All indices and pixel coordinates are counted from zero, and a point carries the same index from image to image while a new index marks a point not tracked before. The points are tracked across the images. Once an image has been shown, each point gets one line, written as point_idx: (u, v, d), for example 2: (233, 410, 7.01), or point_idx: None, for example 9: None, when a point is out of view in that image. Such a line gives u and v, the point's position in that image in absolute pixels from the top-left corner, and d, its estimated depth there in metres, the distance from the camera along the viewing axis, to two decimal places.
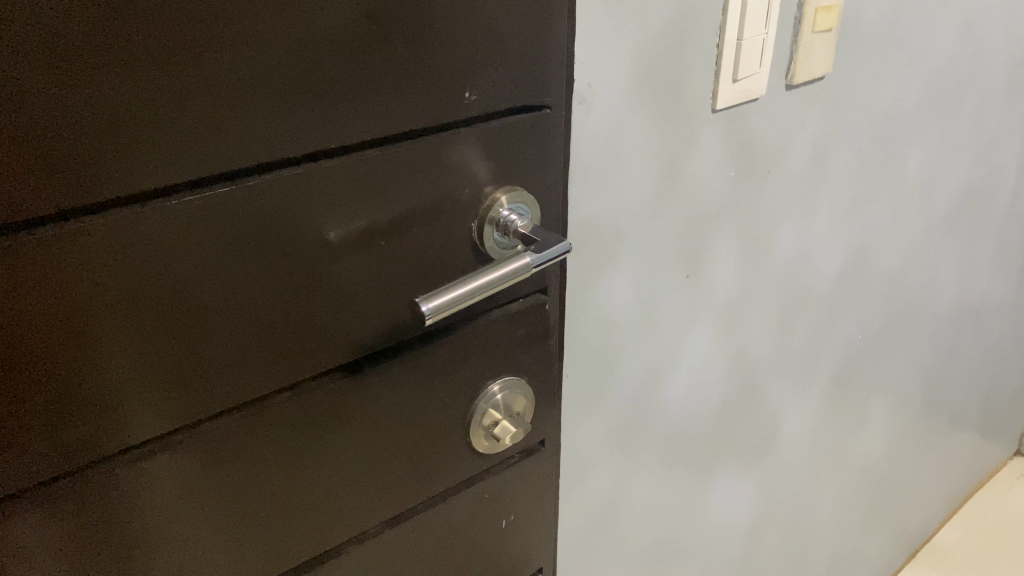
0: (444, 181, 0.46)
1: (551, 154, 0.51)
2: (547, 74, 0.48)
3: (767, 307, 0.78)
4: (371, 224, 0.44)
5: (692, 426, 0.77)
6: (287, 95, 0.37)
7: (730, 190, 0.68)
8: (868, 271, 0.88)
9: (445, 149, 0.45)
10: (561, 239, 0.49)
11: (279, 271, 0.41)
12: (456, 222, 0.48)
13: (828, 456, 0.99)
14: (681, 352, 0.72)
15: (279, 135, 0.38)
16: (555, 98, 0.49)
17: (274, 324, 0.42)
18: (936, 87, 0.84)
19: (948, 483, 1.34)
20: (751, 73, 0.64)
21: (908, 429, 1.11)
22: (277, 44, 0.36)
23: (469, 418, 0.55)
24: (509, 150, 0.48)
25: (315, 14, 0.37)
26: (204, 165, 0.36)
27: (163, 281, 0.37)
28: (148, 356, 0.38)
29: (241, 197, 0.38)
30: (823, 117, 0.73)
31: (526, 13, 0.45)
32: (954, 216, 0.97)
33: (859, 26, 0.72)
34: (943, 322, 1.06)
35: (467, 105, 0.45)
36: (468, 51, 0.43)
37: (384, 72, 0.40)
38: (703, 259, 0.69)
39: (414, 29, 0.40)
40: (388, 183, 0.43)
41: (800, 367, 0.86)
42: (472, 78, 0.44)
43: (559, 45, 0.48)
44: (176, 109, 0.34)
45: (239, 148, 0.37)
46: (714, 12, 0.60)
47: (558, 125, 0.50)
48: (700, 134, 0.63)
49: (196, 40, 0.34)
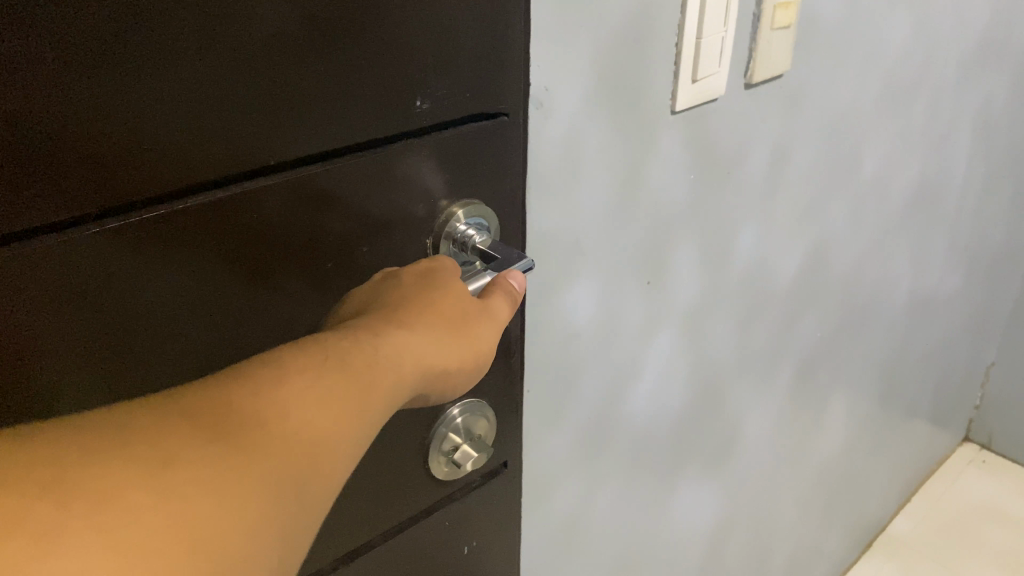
0: (397, 195, 0.42)
1: (510, 165, 0.48)
2: (503, 80, 0.45)
3: (728, 309, 0.77)
4: (317, 244, 0.40)
5: (655, 434, 0.75)
6: (228, 106, 0.33)
7: (691, 193, 0.66)
8: (826, 267, 0.88)
9: (397, 162, 0.41)
10: (520, 254, 0.46)
11: (220, 302, 0.37)
12: (409, 240, 0.45)
13: (790, 454, 0.98)
14: (645, 360, 0.70)
15: (221, 150, 0.34)
16: (513, 105, 0.46)
17: (220, 356, 0.38)
18: (891, 83, 0.83)
19: (902, 473, 1.36)
20: (711, 73, 0.62)
21: (864, 423, 1.11)
22: (216, 50, 0.32)
23: (429, 443, 0.52)
24: (465, 162, 0.45)
25: (255, 17, 0.33)
26: (139, 184, 0.32)
27: (97, 315, 0.33)
28: (85, 398, 0.34)
29: (182, 222, 0.34)
30: (782, 116, 0.72)
31: (482, 14, 0.42)
32: (909, 211, 0.97)
33: (817, 22, 0.71)
34: (898, 316, 1.06)
35: (419, 114, 0.41)
36: (421, 55, 0.40)
37: (330, 82, 0.37)
38: (663, 264, 0.67)
39: (361, 34, 0.37)
40: (335, 207, 0.40)
41: (762, 368, 0.85)
42: (424, 85, 0.41)
43: (517, 49, 0.45)
44: (103, 122, 0.30)
45: (177, 163, 0.33)
46: (673, 10, 0.58)
47: (516, 133, 0.47)
48: (660, 137, 0.61)
49: (128, 42, 0.30)
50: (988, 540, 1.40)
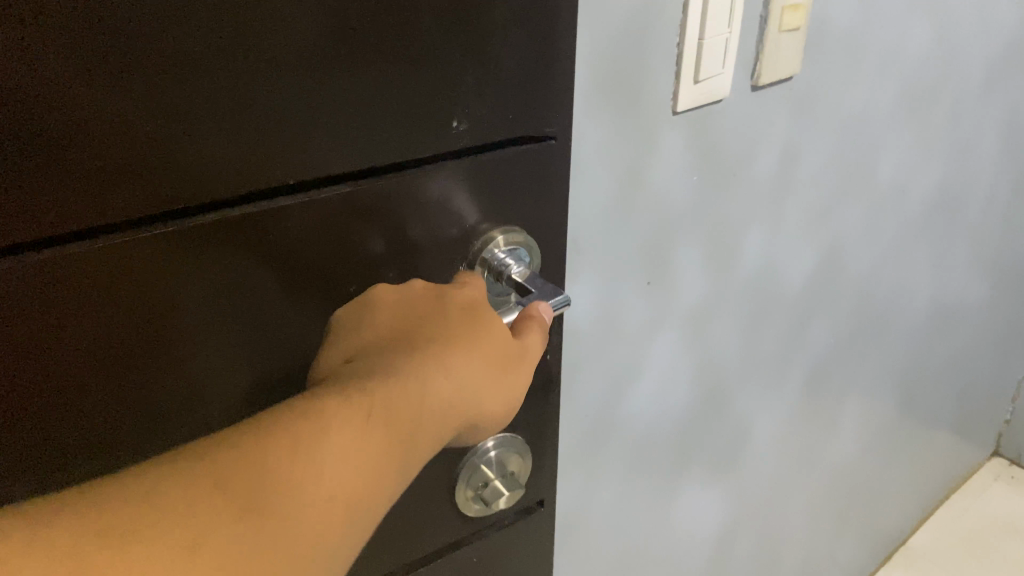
0: (431, 214, 0.43)
1: (552, 190, 0.48)
2: (549, 102, 0.45)
3: (734, 312, 0.76)
4: (351, 261, 0.41)
5: (657, 435, 0.75)
6: (263, 121, 0.35)
7: (695, 195, 0.66)
8: (841, 273, 0.87)
9: (430, 183, 0.42)
10: (553, 290, 0.46)
11: (240, 313, 0.38)
12: (441, 259, 0.46)
13: (800, 459, 0.97)
14: (648, 360, 0.70)
15: (257, 164, 0.35)
16: (562, 128, 0.46)
17: (255, 361, 0.40)
18: (909, 87, 0.82)
19: (924, 485, 1.33)
20: (714, 74, 0.62)
21: (882, 432, 1.10)
22: (252, 67, 0.33)
23: (460, 475, 0.52)
24: (501, 185, 0.45)
25: (290, 35, 0.34)
26: (178, 195, 0.34)
27: (139, 319, 0.35)
28: (118, 400, 0.36)
29: (203, 234, 0.35)
30: (791, 119, 0.72)
31: (529, 37, 0.42)
32: (930, 218, 0.96)
33: (829, 24, 0.70)
34: (919, 324, 1.05)
35: (455, 135, 0.41)
36: (460, 76, 0.40)
37: (358, 101, 0.37)
38: (667, 265, 0.67)
39: (391, 56, 0.37)
40: (359, 224, 0.41)
41: (770, 372, 0.84)
42: (462, 107, 0.41)
43: (567, 75, 0.45)
44: (146, 135, 0.32)
45: (216, 175, 0.34)
46: (676, 9, 0.58)
47: (560, 159, 0.47)
48: (662, 137, 0.61)
49: (169, 56, 0.31)
50: (1010, 557, 1.37)
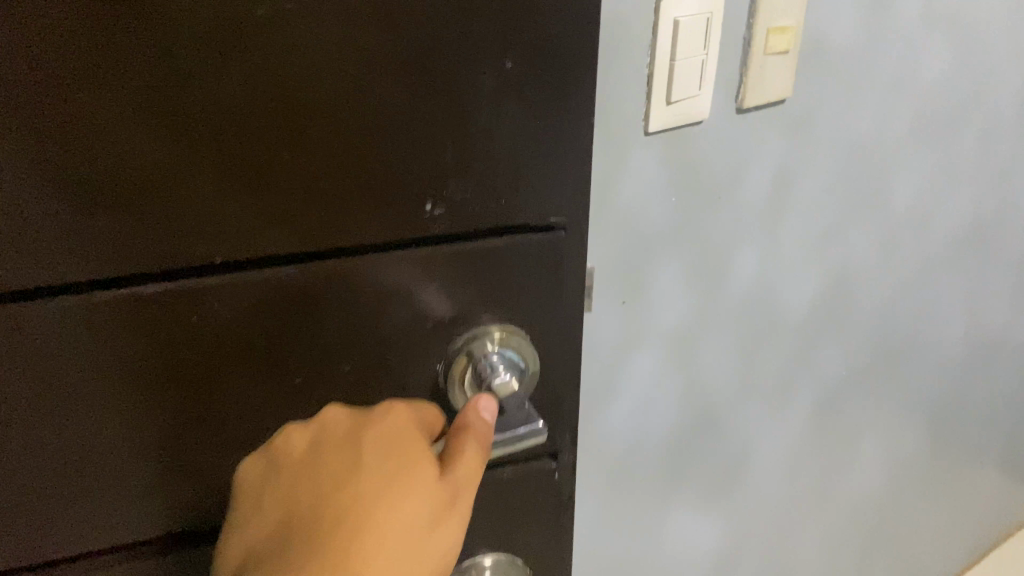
0: (407, 305, 0.39)
1: (568, 282, 0.43)
2: (557, 186, 0.40)
3: (724, 336, 0.76)
4: (307, 352, 0.38)
5: (639, 456, 0.75)
6: (178, 192, 0.32)
7: (673, 216, 0.66)
8: (850, 301, 0.85)
9: (401, 270, 0.38)
10: (528, 417, 0.42)
11: (156, 394, 0.36)
12: (429, 353, 0.41)
13: (810, 490, 0.95)
14: (624, 379, 0.70)
15: (174, 237, 0.33)
16: (574, 218, 0.41)
17: (188, 445, 0.38)
18: (926, 112, 0.80)
19: (968, 528, 1.27)
20: (690, 95, 0.62)
21: (910, 469, 1.06)
22: (159, 134, 0.31)
23: None
24: (505, 272, 0.41)
25: (204, 101, 0.31)
26: (81, 265, 0.32)
27: (45, 390, 0.34)
28: (25, 466, 0.35)
29: (101, 313, 0.33)
30: (784, 141, 0.71)
31: (526, 114, 0.37)
32: (959, 249, 0.92)
33: (826, 47, 0.70)
34: (951, 358, 1.01)
35: (431, 219, 0.37)
36: (432, 152, 0.36)
37: (298, 176, 0.34)
38: (642, 285, 0.67)
39: (346, 114, 0.34)
40: (309, 315, 0.37)
41: (768, 395, 0.83)
42: (438, 188, 0.37)
43: (583, 153, 0.40)
44: (41, 202, 0.31)
45: (125, 246, 0.32)
46: (645, 30, 0.58)
47: (571, 251, 0.42)
48: (631, 156, 0.62)
49: (60, 118, 0.30)
50: None
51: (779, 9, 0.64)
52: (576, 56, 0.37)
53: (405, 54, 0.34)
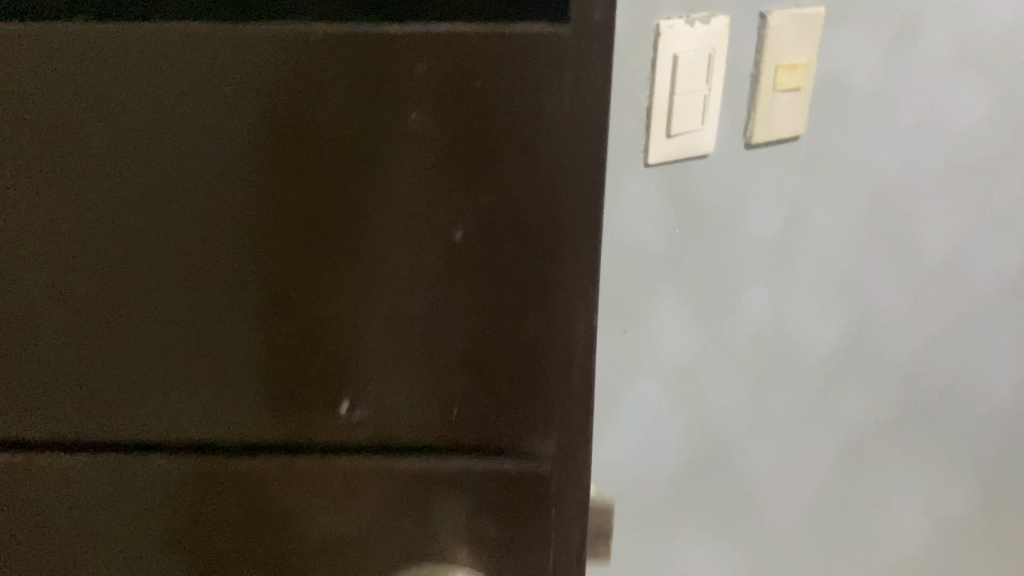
0: (344, 515, 0.36)
1: (532, 515, 0.36)
2: (523, 406, 0.34)
3: (734, 370, 0.76)
4: (234, 540, 0.36)
5: (638, 480, 0.77)
6: (96, 360, 0.33)
7: (675, 247, 0.68)
8: (880, 345, 0.83)
9: (333, 474, 0.35)
10: None
11: (32, 509, 0.36)
12: (378, 570, 0.37)
13: (837, 541, 0.92)
14: (620, 402, 0.73)
15: (94, 400, 0.34)
16: (556, 451, 0.35)
17: None
18: (960, 155, 0.78)
19: None
20: (692, 129, 0.63)
21: (960, 532, 1.00)
22: (72, 301, 0.32)
23: None
24: (465, 497, 0.36)
25: (114, 272, 0.32)
26: (12, 416, 0.34)
27: None
28: None
29: (28, 468, 0.35)
30: (799, 179, 0.71)
31: (480, 322, 0.33)
32: (1006, 299, 0.88)
33: (844, 85, 0.70)
34: (1005, 415, 0.95)
35: (363, 417, 0.35)
36: (363, 348, 0.33)
37: (213, 357, 0.33)
38: (640, 312, 0.70)
39: (215, 240, 0.31)
40: (173, 439, 0.35)
41: (784, 438, 0.82)
42: (370, 389, 0.34)
43: (560, 365, 0.34)
44: None
45: (48, 404, 0.34)
46: (642, 65, 0.60)
47: (554, 487, 0.36)
48: (628, 186, 0.64)
49: None
50: None
51: (789, 46, 0.65)
52: (544, 253, 0.32)
53: (303, 200, 0.31)
